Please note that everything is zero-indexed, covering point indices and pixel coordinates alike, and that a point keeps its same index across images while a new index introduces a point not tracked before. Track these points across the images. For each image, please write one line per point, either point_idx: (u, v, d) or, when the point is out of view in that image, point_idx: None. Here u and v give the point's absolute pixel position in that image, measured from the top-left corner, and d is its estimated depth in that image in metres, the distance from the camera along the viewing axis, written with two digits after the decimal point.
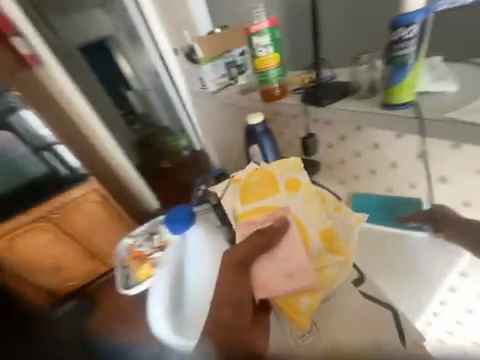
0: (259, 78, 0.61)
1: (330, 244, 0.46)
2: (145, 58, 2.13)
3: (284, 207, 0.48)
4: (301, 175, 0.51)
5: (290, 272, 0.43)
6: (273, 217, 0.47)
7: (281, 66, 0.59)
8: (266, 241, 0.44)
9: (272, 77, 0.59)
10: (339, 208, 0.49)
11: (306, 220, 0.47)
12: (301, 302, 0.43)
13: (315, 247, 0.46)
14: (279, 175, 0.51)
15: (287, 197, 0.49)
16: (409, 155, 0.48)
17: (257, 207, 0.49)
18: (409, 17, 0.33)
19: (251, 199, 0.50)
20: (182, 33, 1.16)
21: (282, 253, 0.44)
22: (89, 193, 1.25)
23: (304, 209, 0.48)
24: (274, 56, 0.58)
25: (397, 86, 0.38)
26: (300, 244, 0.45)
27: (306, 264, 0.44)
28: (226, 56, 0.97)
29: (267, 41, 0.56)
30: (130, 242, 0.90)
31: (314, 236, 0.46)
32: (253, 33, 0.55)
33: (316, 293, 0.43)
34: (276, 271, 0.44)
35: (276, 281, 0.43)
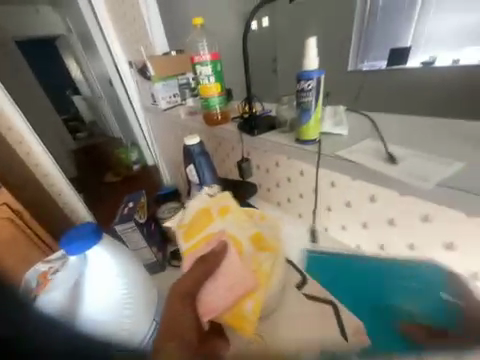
0: (203, 103, 0.65)
1: (259, 244, 0.47)
2: (97, 65, 2.03)
3: (219, 231, 0.46)
4: (230, 200, 0.51)
5: (230, 284, 0.41)
6: (211, 244, 0.45)
7: (223, 94, 0.65)
8: (204, 268, 0.42)
9: (215, 104, 0.64)
10: (264, 217, 0.52)
11: (241, 235, 0.46)
12: (246, 307, 0.41)
13: (249, 253, 0.45)
14: (210, 204, 0.51)
15: (220, 221, 0.48)
16: (324, 184, 0.53)
17: (196, 241, 0.47)
18: (309, 74, 0.41)
19: (190, 234, 0.48)
20: (138, 49, 1.17)
21: (225, 273, 0.42)
22: None
23: (238, 226, 0.47)
24: (216, 85, 0.63)
25: (305, 126, 0.47)
26: (235, 257, 0.43)
27: (243, 272, 0.42)
28: (180, 78, 1.02)
29: (210, 71, 0.61)
30: (42, 270, 0.77)
31: (246, 244, 0.45)
32: (197, 63, 0.60)
33: (256, 293, 0.42)
34: (217, 290, 0.41)
35: (219, 298, 0.41)
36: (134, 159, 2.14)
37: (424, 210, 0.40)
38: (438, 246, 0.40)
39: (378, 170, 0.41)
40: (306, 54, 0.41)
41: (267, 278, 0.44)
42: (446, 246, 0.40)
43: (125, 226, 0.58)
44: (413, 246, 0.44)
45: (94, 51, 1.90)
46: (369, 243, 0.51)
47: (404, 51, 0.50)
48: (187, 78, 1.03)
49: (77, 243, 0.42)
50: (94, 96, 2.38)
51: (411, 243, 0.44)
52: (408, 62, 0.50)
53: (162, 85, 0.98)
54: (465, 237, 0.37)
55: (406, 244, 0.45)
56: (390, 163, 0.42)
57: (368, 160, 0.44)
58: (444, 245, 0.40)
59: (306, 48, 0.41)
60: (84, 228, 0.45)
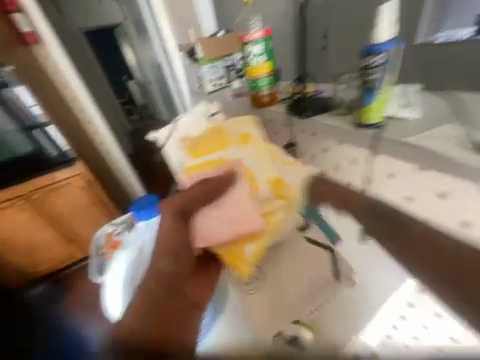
0: (251, 84, 0.64)
1: (279, 191, 0.39)
2: (149, 49, 2.16)
3: (235, 160, 0.41)
4: (252, 128, 0.46)
5: (231, 218, 0.37)
6: (221, 168, 0.41)
7: (272, 74, 0.63)
8: (206, 188, 0.38)
9: (263, 84, 0.62)
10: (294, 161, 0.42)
11: (259, 174, 0.40)
12: (245, 250, 0.36)
13: (264, 195, 0.39)
14: (230, 129, 0.46)
15: (239, 149, 0.43)
16: None
17: (207, 160, 0.43)
18: (379, 47, 0.38)
19: (200, 154, 0.45)
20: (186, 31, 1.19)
21: (230, 201, 0.38)
22: (74, 177, 1.24)
23: (256, 160, 0.42)
24: (266, 65, 0.61)
25: (367, 107, 0.44)
26: (246, 195, 0.38)
27: (254, 220, 0.37)
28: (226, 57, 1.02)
29: (260, 50, 0.58)
30: (108, 230, 0.95)
31: (263, 185, 0.39)
32: (247, 42, 0.59)
33: (260, 240, 0.37)
34: (216, 223, 0.37)
35: (216, 228, 0.36)
36: None
37: None
38: None
39: (456, 159, 0.36)
40: (376, 26, 0.38)
41: (278, 226, 0.37)
42: None
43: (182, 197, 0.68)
44: None
45: (146, 36, 2.02)
46: None
47: None
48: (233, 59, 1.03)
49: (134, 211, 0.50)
50: (146, 80, 2.56)
51: None
52: None
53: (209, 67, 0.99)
54: None
55: None
56: (476, 152, 0.36)
57: (444, 146, 0.38)
58: None
59: (377, 18, 0.38)
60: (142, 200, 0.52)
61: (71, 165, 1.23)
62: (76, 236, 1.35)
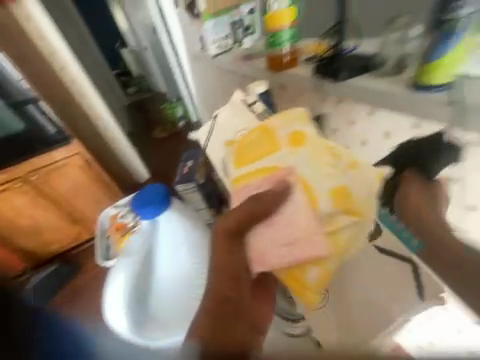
0: (270, 40, 0.72)
1: (345, 203, 0.51)
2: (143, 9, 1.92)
3: (288, 166, 0.55)
4: (305, 126, 0.59)
5: (295, 239, 0.52)
6: (273, 177, 0.56)
7: (294, 27, 0.70)
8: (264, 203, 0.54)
9: (282, 40, 0.70)
10: (354, 164, 0.52)
11: (319, 188, 0.52)
12: (310, 275, 0.52)
13: (325, 210, 0.51)
14: (279, 129, 0.60)
15: (288, 150, 0.57)
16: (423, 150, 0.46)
17: (261, 168, 0.58)
18: None
19: (244, 161, 0.61)
20: None
21: (284, 219, 0.53)
22: (71, 157, 1.17)
23: (311, 169, 0.54)
24: (290, 14, 0.68)
25: (431, 66, 0.46)
26: (302, 208, 0.52)
27: (310, 230, 0.51)
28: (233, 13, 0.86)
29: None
30: (112, 213, 0.94)
31: (324, 197, 0.51)
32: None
33: (323, 265, 0.51)
34: (279, 238, 0.53)
35: (275, 254, 0.53)
36: (180, 113, 2.21)
37: None
38: None
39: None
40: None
41: (345, 242, 0.51)
42: None
43: (184, 186, 0.82)
44: None
45: None
46: None
47: None
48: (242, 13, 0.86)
49: (145, 207, 0.76)
50: None
51: None
52: None
53: (212, 24, 0.87)
54: None
55: None
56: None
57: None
58: None
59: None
60: (149, 191, 0.78)
61: (67, 143, 1.14)
62: (81, 215, 1.34)
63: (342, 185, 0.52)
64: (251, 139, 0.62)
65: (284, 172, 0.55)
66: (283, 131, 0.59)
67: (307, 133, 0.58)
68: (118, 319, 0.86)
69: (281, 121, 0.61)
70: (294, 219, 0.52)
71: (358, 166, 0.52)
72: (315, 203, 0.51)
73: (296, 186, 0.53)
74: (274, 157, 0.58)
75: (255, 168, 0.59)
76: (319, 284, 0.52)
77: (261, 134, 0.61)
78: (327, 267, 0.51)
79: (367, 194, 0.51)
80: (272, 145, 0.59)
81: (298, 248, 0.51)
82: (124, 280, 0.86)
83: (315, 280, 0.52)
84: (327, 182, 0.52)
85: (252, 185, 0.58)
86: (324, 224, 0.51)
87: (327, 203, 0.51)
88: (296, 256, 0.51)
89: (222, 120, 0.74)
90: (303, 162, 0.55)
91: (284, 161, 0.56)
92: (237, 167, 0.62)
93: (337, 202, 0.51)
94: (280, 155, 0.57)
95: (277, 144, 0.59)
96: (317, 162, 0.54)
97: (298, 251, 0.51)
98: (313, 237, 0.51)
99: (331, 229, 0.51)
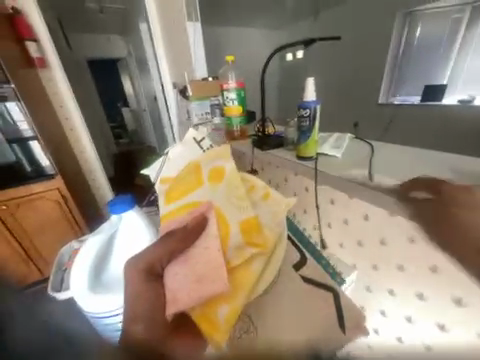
0: (226, 121, 0.87)
1: (251, 235, 0.42)
2: (148, 83, 2.40)
3: (207, 201, 0.45)
4: (227, 163, 0.52)
5: (198, 278, 0.37)
6: (193, 212, 0.44)
7: (243, 115, 0.86)
8: (181, 233, 0.41)
9: (235, 122, 0.85)
10: (268, 195, 0.52)
11: (231, 215, 0.43)
12: (219, 313, 0.37)
13: (236, 240, 0.41)
14: (204, 164, 0.53)
15: (209, 185, 0.48)
16: (326, 200, 0.61)
17: (182, 205, 0.47)
18: (307, 104, 0.55)
19: (172, 198, 0.50)
20: (181, 73, 1.41)
21: (199, 252, 0.39)
22: (49, 191, 1.26)
23: (226, 198, 0.46)
24: (238, 107, 0.84)
25: (303, 146, 0.59)
26: (215, 238, 0.40)
27: (214, 264, 0.38)
28: (212, 98, 1.16)
29: (233, 97, 0.83)
30: (75, 247, 0.96)
31: (236, 228, 0.42)
32: (225, 89, 0.83)
33: (234, 301, 0.38)
34: (182, 276, 0.37)
35: (185, 291, 0.36)
36: None
37: (410, 232, 0.45)
38: (424, 267, 0.44)
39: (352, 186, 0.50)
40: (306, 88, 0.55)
41: (250, 282, 0.40)
42: (431, 269, 0.43)
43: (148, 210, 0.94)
44: (402, 266, 0.48)
45: (147, 71, 2.26)
46: (364, 262, 0.56)
47: (439, 89, 0.53)
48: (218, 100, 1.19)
49: (116, 208, 0.65)
50: (142, 109, 2.87)
51: (401, 264, 0.48)
52: (444, 98, 0.53)
53: (197, 104, 1.15)
54: (446, 263, 0.41)
55: (397, 264, 0.49)
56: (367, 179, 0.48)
57: (351, 177, 0.51)
58: (430, 268, 0.43)
59: (306, 84, 0.55)
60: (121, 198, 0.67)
61: (49, 179, 1.25)
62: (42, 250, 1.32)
63: (253, 216, 0.45)
64: (178, 177, 0.54)
65: (201, 206, 0.44)
66: (206, 166, 0.53)
67: (227, 168, 0.51)
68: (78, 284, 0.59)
69: (205, 156, 0.55)
70: (204, 252, 0.39)
71: (269, 198, 0.51)
72: (225, 238, 0.41)
73: (211, 218, 0.42)
74: (195, 193, 0.48)
75: (184, 201, 0.47)
76: (228, 324, 0.37)
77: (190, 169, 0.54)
78: (238, 300, 0.38)
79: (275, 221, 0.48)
80: (195, 179, 0.51)
81: (204, 289, 0.36)
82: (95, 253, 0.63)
83: (222, 319, 0.37)
84: (239, 212, 0.44)
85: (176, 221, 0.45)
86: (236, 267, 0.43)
87: (237, 235, 0.41)
88: (201, 295, 0.36)
89: (170, 153, 0.70)
90: (219, 195, 0.46)
91: (203, 195, 0.46)
92: (164, 204, 0.50)
93: (246, 236, 0.42)
94: (201, 191, 0.48)
95: (200, 180, 0.50)
96: (230, 195, 0.46)
97: (206, 289, 0.36)
98: (220, 274, 0.37)
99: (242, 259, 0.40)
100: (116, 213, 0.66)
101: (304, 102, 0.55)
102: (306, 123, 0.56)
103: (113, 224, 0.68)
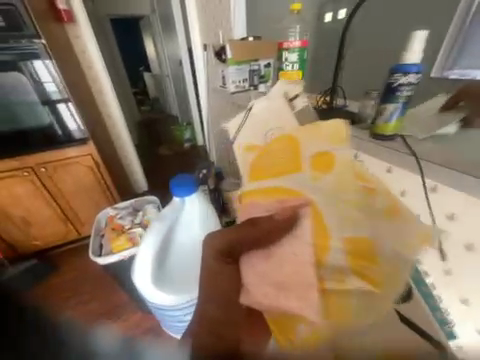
0: None
1: (357, 258, 0.28)
2: (173, 45, 2.21)
3: (303, 193, 0.30)
4: (338, 149, 0.35)
5: (285, 280, 0.28)
6: (283, 200, 0.30)
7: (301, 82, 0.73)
8: (269, 226, 0.30)
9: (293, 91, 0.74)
10: (395, 210, 0.33)
11: (333, 218, 0.29)
12: (298, 328, 0.28)
13: (335, 261, 0.28)
14: (304, 138, 0.37)
15: (309, 172, 0.33)
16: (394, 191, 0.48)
17: (265, 185, 0.33)
18: (409, 67, 0.45)
19: (261, 176, 0.35)
20: (216, 32, 1.24)
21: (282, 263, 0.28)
22: (82, 156, 1.28)
23: (332, 192, 0.31)
24: (298, 73, 0.72)
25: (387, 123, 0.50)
26: (309, 250, 0.27)
27: (306, 280, 0.27)
28: (252, 63, 1.01)
29: (295, 58, 0.71)
30: (111, 213, 1.00)
31: (340, 247, 0.28)
32: (284, 49, 0.71)
33: (321, 329, 0.27)
34: (261, 276, 0.29)
35: (259, 288, 0.29)
36: (187, 137, 2.37)
37: None
38: None
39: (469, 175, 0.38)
40: (411, 45, 0.47)
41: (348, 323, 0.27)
42: None
43: None
44: None
45: (172, 31, 2.08)
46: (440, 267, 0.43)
47: None
48: (259, 65, 1.02)
49: (179, 189, 0.68)
50: (164, 74, 2.75)
51: None
52: None
53: (235, 68, 1.01)
54: None
55: None
56: None
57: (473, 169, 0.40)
58: None
59: (411, 40, 0.47)
60: (182, 180, 0.70)
61: (82, 144, 1.26)
62: (77, 213, 1.39)
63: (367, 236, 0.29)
64: (265, 144, 0.41)
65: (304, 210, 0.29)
66: (307, 149, 0.36)
67: (337, 157, 0.34)
68: (142, 269, 0.66)
69: (306, 135, 0.37)
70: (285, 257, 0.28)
71: (398, 216, 0.32)
72: (323, 249, 0.27)
73: (305, 218, 0.28)
74: (293, 179, 0.32)
75: (270, 182, 0.33)
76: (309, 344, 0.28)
77: (279, 137, 0.40)
78: (324, 326, 0.27)
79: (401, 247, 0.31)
80: (292, 162, 0.35)
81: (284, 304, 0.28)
82: (155, 242, 0.68)
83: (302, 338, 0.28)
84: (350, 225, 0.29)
85: (256, 207, 0.32)
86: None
87: (339, 256, 0.28)
88: (271, 307, 0.29)
89: (255, 108, 0.54)
90: (325, 193, 0.31)
91: (298, 183, 0.32)
92: (248, 180, 0.37)
93: (352, 259, 0.28)
94: (296, 177, 0.32)
95: (298, 157, 0.35)
96: (343, 189, 0.32)
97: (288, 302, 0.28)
98: (308, 294, 0.27)
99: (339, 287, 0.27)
100: (180, 196, 0.69)
101: (402, 65, 0.46)
102: (403, 93, 0.47)
103: (175, 212, 0.72)
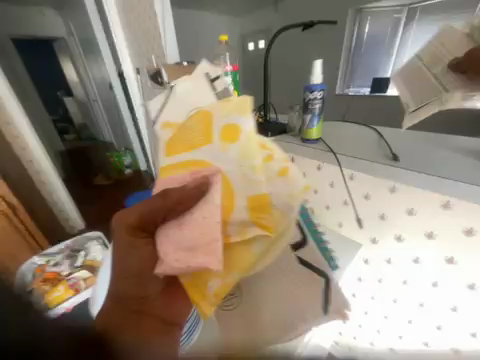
0: None
1: (257, 211, 0.37)
2: (98, 68, 2.07)
3: (214, 166, 0.38)
4: (245, 119, 0.41)
5: (194, 244, 0.33)
6: (200, 172, 0.37)
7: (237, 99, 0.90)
8: (179, 194, 0.35)
9: None
10: (285, 170, 0.40)
11: (238, 185, 0.37)
12: (209, 287, 0.37)
13: (239, 215, 0.36)
14: (217, 113, 0.42)
15: (219, 147, 0.39)
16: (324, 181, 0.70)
17: (182, 162, 0.41)
18: (315, 87, 0.63)
19: (173, 152, 0.43)
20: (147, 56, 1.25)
21: (193, 228, 0.33)
22: None
23: (239, 165, 0.38)
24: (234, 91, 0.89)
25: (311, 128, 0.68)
26: (220, 211, 0.34)
27: (214, 235, 0.33)
28: None
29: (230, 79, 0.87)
30: (39, 263, 0.84)
31: (240, 205, 0.36)
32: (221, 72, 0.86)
33: (226, 281, 0.37)
34: (175, 242, 0.33)
35: (174, 257, 0.33)
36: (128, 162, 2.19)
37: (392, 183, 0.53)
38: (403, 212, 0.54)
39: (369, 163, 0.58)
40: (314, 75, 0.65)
41: (247, 264, 0.38)
42: (443, 206, 0.47)
43: None
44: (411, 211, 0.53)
45: (96, 55, 1.95)
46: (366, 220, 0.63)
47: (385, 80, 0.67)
48: None
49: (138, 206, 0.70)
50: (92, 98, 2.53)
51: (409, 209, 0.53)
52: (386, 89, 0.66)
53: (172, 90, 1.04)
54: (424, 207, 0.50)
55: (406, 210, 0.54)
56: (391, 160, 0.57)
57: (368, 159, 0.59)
58: (442, 205, 0.47)
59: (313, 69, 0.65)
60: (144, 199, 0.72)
61: None
62: None
63: (263, 193, 0.37)
64: (185, 123, 0.45)
65: (208, 172, 0.37)
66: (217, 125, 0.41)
67: (243, 129, 0.40)
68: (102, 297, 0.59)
69: (220, 108, 0.43)
70: (179, 243, 0.34)
71: (288, 173, 0.40)
72: (227, 213, 0.35)
73: (218, 185, 0.35)
74: (199, 152, 0.40)
75: (192, 158, 0.40)
76: (220, 294, 0.37)
77: (195, 118, 0.43)
78: (230, 277, 0.37)
79: (282, 202, 0.38)
80: (203, 134, 0.41)
81: (195, 265, 0.33)
82: None
83: (213, 289, 0.37)
84: (249, 186, 0.37)
85: (176, 177, 0.39)
86: (234, 234, 0.36)
87: (243, 207, 0.36)
88: (189, 267, 0.33)
89: (180, 88, 0.52)
90: (231, 161, 0.38)
91: (211, 159, 0.39)
92: (166, 157, 0.43)
93: (252, 212, 0.36)
94: (207, 149, 0.40)
95: (210, 136, 0.41)
96: (243, 165, 0.38)
97: (198, 261, 0.33)
98: (214, 249, 0.33)
99: (245, 227, 0.36)
100: None
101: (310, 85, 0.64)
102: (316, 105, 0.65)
103: None
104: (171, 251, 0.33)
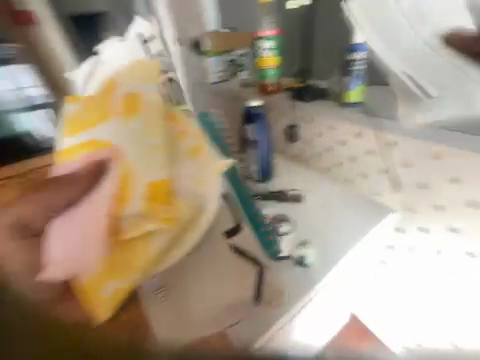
0: (259, 75, 0.94)
1: (157, 195, 0.70)
2: None
3: (108, 156, 0.71)
4: (141, 99, 0.81)
5: (79, 228, 0.61)
6: (100, 153, 0.72)
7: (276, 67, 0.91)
8: (84, 184, 0.65)
9: (269, 74, 0.92)
10: (196, 150, 0.80)
11: (138, 166, 0.72)
12: (102, 290, 0.60)
13: (135, 209, 0.67)
14: (113, 111, 0.79)
15: (124, 121, 0.77)
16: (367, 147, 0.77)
17: (83, 143, 0.76)
18: (359, 48, 0.73)
19: (68, 148, 0.76)
20: None
21: (84, 210, 0.62)
22: None
23: (137, 155, 0.73)
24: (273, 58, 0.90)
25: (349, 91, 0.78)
26: (106, 194, 0.65)
27: (90, 229, 0.61)
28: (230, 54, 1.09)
29: (270, 45, 0.89)
30: None
31: (134, 200, 0.68)
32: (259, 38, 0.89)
33: (117, 280, 0.62)
34: (66, 231, 0.59)
35: (62, 247, 0.58)
36: None
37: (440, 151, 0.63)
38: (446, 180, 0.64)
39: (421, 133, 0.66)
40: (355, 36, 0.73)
41: (134, 247, 0.65)
42: None
43: None
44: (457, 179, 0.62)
45: None
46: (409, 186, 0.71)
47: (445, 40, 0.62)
48: (236, 54, 1.09)
49: None
50: None
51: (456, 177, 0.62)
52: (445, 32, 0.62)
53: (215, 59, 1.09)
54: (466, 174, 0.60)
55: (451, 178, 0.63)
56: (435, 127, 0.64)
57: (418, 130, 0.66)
58: None
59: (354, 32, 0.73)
60: None
61: None
62: None
63: (161, 182, 0.72)
64: (83, 118, 0.81)
65: (112, 172, 0.69)
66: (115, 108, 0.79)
67: (143, 111, 0.80)
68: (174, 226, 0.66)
69: (122, 80, 0.83)
70: (84, 232, 0.61)
71: (200, 152, 0.80)
72: (120, 200, 0.67)
73: (112, 171, 0.69)
74: (102, 137, 0.76)
75: (77, 141, 0.77)
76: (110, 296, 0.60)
77: (90, 116, 0.80)
78: (119, 280, 0.62)
79: (176, 180, 0.75)
80: (101, 114, 0.79)
81: (77, 248, 0.60)
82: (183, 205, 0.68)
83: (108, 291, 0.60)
84: (146, 178, 0.72)
85: (73, 164, 0.71)
86: (127, 226, 0.65)
87: (139, 202, 0.68)
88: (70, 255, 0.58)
89: (139, 99, 0.73)
90: (133, 144, 0.75)
91: (105, 139, 0.75)
92: (65, 136, 0.79)
93: (150, 202, 0.69)
94: (99, 131, 0.77)
95: (108, 115, 0.79)
96: (146, 160, 0.73)
97: (76, 248, 0.60)
98: (91, 240, 0.61)
99: (133, 216, 0.66)
100: None
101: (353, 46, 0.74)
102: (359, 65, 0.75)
103: None
104: (55, 255, 0.56)
